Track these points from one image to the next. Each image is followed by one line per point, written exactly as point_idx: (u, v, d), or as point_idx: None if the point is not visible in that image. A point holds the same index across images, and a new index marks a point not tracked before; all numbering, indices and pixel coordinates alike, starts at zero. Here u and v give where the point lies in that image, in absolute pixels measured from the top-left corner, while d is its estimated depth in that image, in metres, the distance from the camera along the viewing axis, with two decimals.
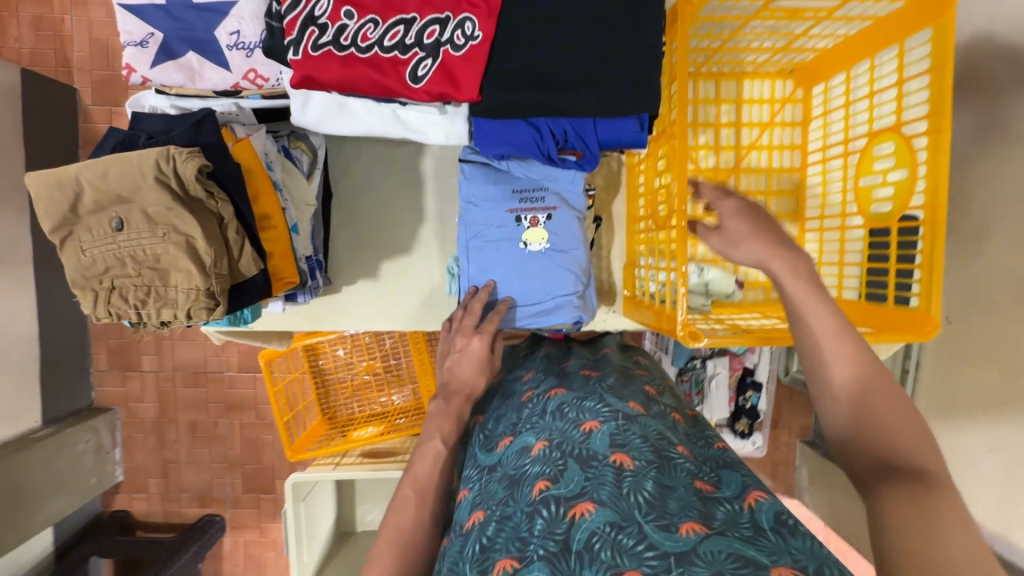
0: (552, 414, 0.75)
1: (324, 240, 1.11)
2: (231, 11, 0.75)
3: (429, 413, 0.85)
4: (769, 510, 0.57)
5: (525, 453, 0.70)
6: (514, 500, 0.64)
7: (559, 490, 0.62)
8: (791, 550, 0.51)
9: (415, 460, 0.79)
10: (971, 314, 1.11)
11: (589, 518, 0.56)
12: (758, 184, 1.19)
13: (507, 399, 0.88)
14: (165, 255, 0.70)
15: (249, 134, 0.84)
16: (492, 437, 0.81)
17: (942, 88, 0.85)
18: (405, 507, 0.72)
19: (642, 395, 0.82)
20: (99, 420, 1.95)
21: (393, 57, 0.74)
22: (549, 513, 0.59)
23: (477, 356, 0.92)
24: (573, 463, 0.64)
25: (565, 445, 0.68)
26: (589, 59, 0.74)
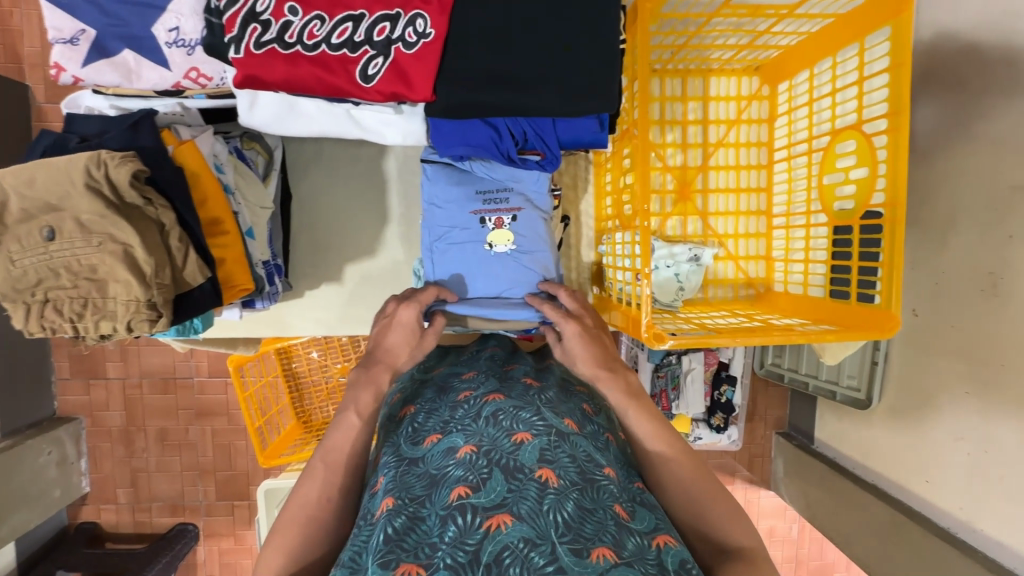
0: (485, 419, 0.69)
1: (283, 244, 1.07)
2: (167, 6, 0.70)
3: (348, 381, 0.75)
4: (676, 555, 0.55)
5: (449, 454, 0.64)
6: (429, 502, 0.59)
7: (479, 499, 0.57)
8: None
9: (330, 432, 0.71)
10: (935, 307, 1.13)
11: (505, 531, 0.53)
12: (725, 182, 1.19)
13: (441, 394, 0.79)
14: (101, 265, 0.67)
15: (195, 136, 0.80)
16: (419, 429, 0.72)
17: (900, 88, 0.85)
18: (312, 480, 0.66)
19: (579, 409, 0.76)
20: (64, 430, 1.88)
21: (342, 55, 0.71)
22: (461, 523, 0.54)
23: (408, 326, 0.84)
24: (499, 473, 0.60)
25: (492, 453, 0.63)
26: (547, 57, 0.72)
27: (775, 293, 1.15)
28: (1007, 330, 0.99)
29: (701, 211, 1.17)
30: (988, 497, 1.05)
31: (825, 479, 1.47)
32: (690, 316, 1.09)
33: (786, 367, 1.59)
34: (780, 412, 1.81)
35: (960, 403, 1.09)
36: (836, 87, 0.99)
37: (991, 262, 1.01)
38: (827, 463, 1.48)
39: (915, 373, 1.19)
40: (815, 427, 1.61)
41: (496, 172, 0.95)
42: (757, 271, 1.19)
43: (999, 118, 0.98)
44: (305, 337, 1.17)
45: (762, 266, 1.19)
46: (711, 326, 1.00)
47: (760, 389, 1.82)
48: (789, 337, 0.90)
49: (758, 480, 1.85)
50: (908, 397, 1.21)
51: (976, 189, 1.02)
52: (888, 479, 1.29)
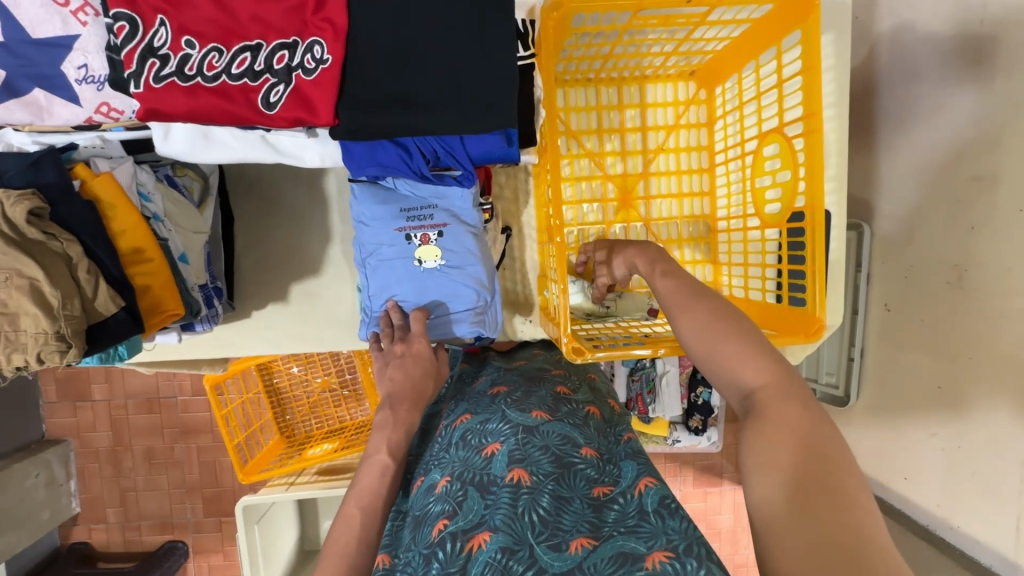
0: (456, 445, 0.79)
1: (224, 266, 1.09)
2: (74, 44, 0.73)
3: (376, 425, 0.83)
4: (655, 494, 0.66)
5: (430, 491, 0.74)
6: (416, 542, 0.68)
7: (457, 524, 0.66)
8: (667, 530, 0.61)
9: (361, 475, 0.78)
10: (906, 301, 1.12)
11: (484, 548, 0.61)
12: (667, 187, 1.20)
13: (425, 438, 0.91)
14: (9, 300, 0.68)
15: (112, 168, 0.82)
16: (410, 479, 0.84)
17: (814, 91, 0.86)
18: (350, 523, 0.73)
19: (548, 396, 0.87)
20: (52, 453, 1.88)
21: (243, 84, 0.73)
22: (445, 553, 0.63)
23: (419, 358, 0.93)
24: (473, 491, 0.69)
25: (465, 474, 0.73)
26: (441, 75, 0.74)
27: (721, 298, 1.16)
28: (971, 324, 0.99)
29: (643, 217, 1.18)
30: (963, 490, 1.06)
31: None
32: (627, 325, 1.07)
33: None
34: None
35: (930, 400, 1.09)
36: (760, 91, 1.01)
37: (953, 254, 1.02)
38: None
39: (887, 370, 1.19)
40: None
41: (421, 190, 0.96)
42: (704, 275, 1.20)
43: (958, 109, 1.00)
44: (254, 356, 1.18)
45: (708, 270, 1.20)
46: (644, 335, 0.99)
47: None
48: None
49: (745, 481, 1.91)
50: (884, 395, 1.21)
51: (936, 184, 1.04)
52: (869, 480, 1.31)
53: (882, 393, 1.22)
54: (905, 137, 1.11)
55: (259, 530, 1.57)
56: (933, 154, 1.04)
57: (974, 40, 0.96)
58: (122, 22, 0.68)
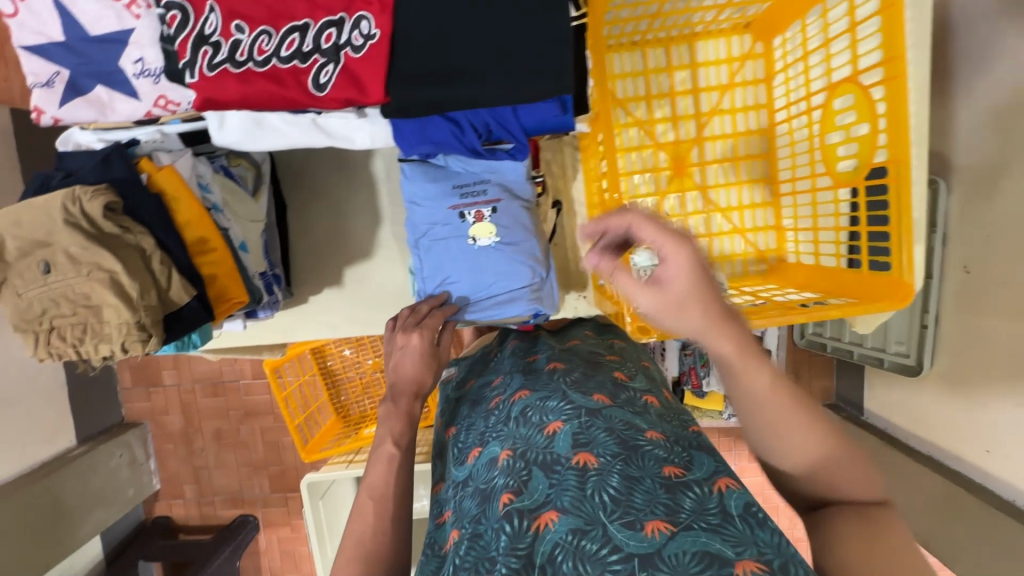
0: (515, 420, 0.74)
1: (281, 254, 1.11)
2: (129, 39, 0.73)
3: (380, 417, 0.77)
4: (739, 498, 0.57)
5: (493, 465, 0.69)
6: (484, 516, 0.64)
7: (523, 502, 0.61)
8: (756, 539, 0.52)
9: (368, 469, 0.71)
10: (990, 262, 1.04)
11: (553, 528, 0.56)
12: (722, 152, 1.12)
13: (475, 407, 0.86)
14: (93, 293, 0.71)
15: (173, 161, 0.83)
16: (463, 449, 0.79)
17: (895, 31, 0.77)
18: (362, 516, 0.65)
19: (608, 382, 0.80)
20: (132, 434, 2.04)
21: (293, 66, 0.72)
22: (512, 529, 0.59)
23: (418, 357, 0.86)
24: (538, 471, 0.64)
25: (528, 452, 0.67)
26: (490, 42, 0.70)
27: (787, 265, 1.09)
28: None
29: (699, 185, 1.11)
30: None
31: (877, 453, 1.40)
32: None
33: (829, 336, 1.52)
34: (826, 382, 1.75)
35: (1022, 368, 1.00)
36: (830, 38, 0.92)
37: None
38: (878, 435, 1.43)
39: (967, 336, 1.10)
40: (864, 397, 1.56)
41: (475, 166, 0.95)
42: (767, 242, 1.12)
43: None
44: (312, 340, 1.21)
45: (771, 236, 1.12)
46: None
47: (803, 360, 1.76)
48: (791, 317, 0.85)
49: None
50: (964, 364, 1.13)
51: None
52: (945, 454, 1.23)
53: (961, 361, 1.13)
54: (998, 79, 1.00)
55: (323, 505, 1.62)
56: None
57: None
58: (175, 12, 0.68)
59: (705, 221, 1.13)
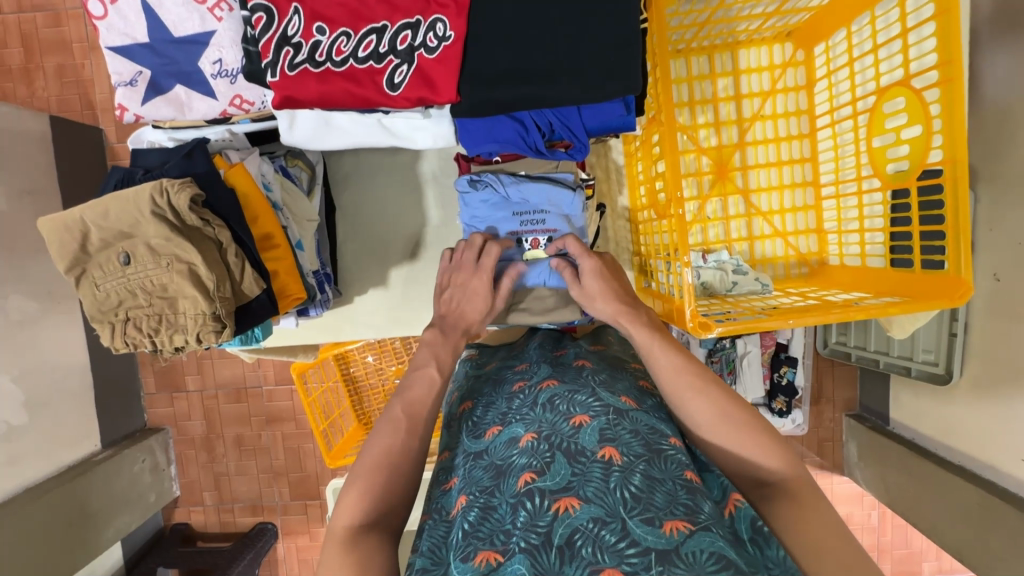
0: (542, 406, 0.74)
1: (330, 254, 1.13)
2: (210, 40, 0.76)
3: (425, 342, 0.84)
4: (747, 517, 0.60)
5: (512, 444, 0.69)
6: (499, 490, 0.64)
7: (545, 483, 0.62)
8: (765, 563, 0.56)
9: (408, 385, 0.77)
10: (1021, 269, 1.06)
11: (574, 514, 0.58)
12: (765, 156, 1.14)
13: (497, 387, 0.85)
14: (171, 284, 0.73)
15: (243, 159, 0.86)
16: (479, 424, 0.78)
17: (950, 34, 0.80)
18: (392, 429, 0.70)
19: (635, 388, 0.80)
20: (155, 439, 2.01)
21: (369, 67, 0.74)
22: (532, 506, 0.59)
23: (477, 295, 0.90)
24: (561, 457, 0.64)
25: (553, 437, 0.68)
26: (562, 46, 0.73)
27: (829, 267, 1.10)
28: None
29: (741, 188, 1.13)
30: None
31: (908, 462, 1.40)
32: (734, 301, 1.03)
33: (852, 346, 1.52)
34: (851, 392, 1.76)
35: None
36: (878, 43, 0.94)
37: None
38: (907, 445, 1.43)
39: (1000, 342, 1.12)
40: (890, 407, 1.56)
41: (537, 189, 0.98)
42: (809, 246, 1.14)
43: None
44: (357, 340, 1.22)
45: (812, 239, 1.14)
46: (759, 309, 0.96)
47: (826, 369, 1.76)
48: (846, 313, 0.86)
49: (829, 465, 1.79)
50: (997, 370, 1.14)
51: None
52: (979, 463, 1.23)
53: (991, 367, 1.15)
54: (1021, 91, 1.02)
55: None
56: None
57: None
58: (260, 13, 0.71)
59: (747, 224, 1.15)
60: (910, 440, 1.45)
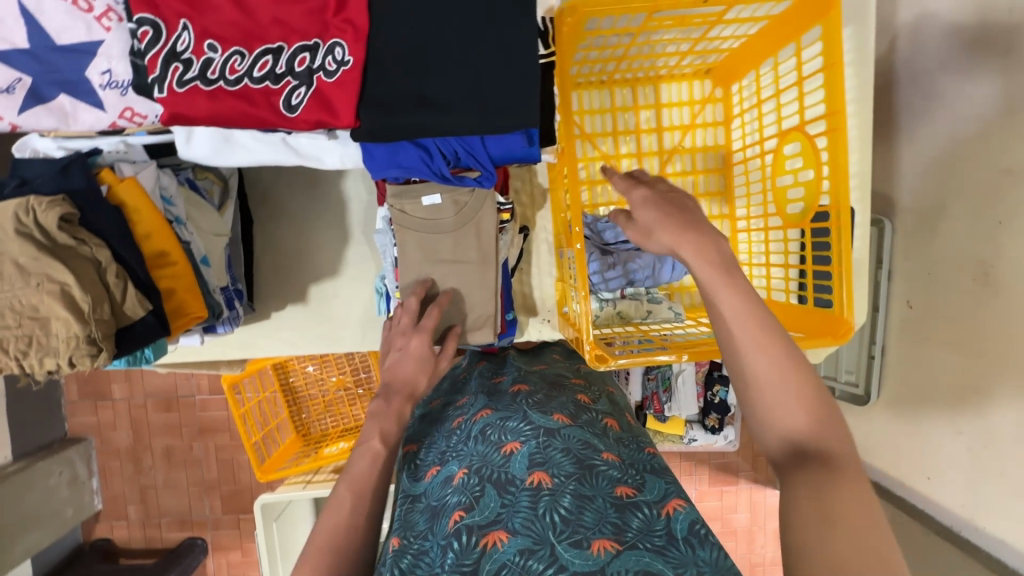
0: (475, 438, 0.73)
1: (245, 268, 1.10)
2: (98, 50, 0.73)
3: (369, 414, 0.77)
4: (685, 519, 0.59)
5: (448, 482, 0.69)
6: (432, 533, 0.64)
7: (473, 518, 0.61)
8: (696, 560, 0.54)
9: (353, 461, 0.70)
10: (928, 297, 1.12)
11: (501, 548, 0.57)
12: (684, 188, 1.18)
13: (437, 426, 0.84)
14: (42, 305, 0.69)
15: (137, 172, 0.82)
16: (420, 465, 0.78)
17: (836, 87, 0.85)
18: (337, 509, 0.65)
19: (570, 404, 0.79)
20: (74, 450, 1.88)
21: (265, 87, 0.73)
22: (460, 544, 0.59)
23: (418, 355, 0.87)
24: (491, 489, 0.64)
25: (483, 469, 0.67)
26: (464, 76, 0.73)
27: None
28: (1002, 319, 0.98)
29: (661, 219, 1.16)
30: (994, 489, 1.03)
31: None
32: (646, 328, 1.06)
33: None
34: None
35: (956, 397, 1.08)
36: (779, 89, 0.99)
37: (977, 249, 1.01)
38: None
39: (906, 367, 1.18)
40: None
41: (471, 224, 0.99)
42: None
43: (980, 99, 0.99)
44: (277, 356, 1.19)
45: None
46: (666, 339, 0.98)
47: None
48: None
49: (762, 479, 1.85)
50: (905, 394, 1.20)
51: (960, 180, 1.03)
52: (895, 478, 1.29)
53: (899, 390, 1.22)
54: (927, 126, 1.10)
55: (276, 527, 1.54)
56: (960, 145, 1.03)
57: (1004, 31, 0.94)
58: (146, 27, 0.68)
59: None
60: None
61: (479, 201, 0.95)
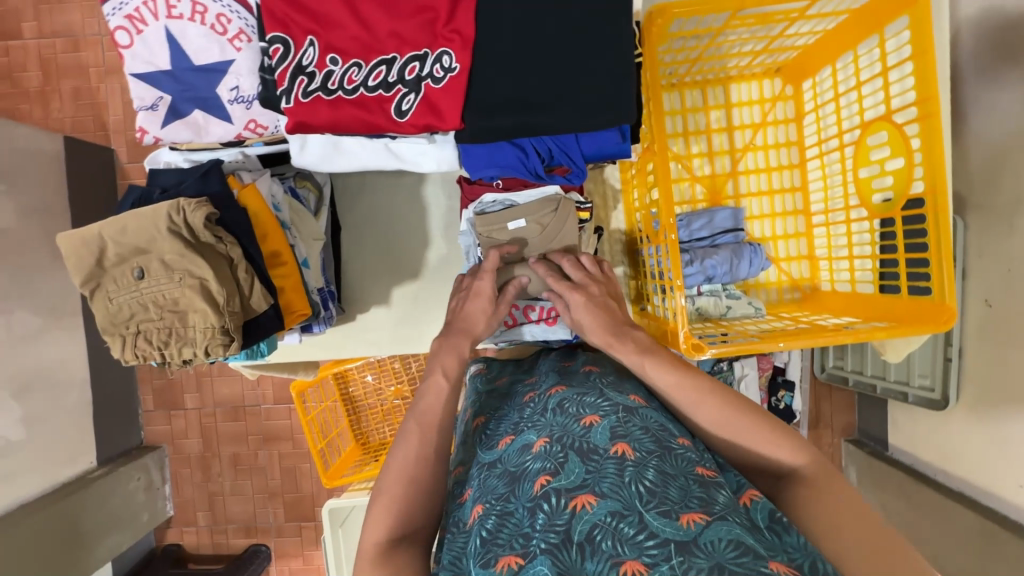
0: (553, 410, 0.75)
1: (334, 272, 1.16)
2: (229, 69, 0.80)
3: (433, 350, 0.85)
4: (764, 508, 0.60)
5: (526, 450, 0.69)
6: (514, 496, 0.63)
7: (560, 482, 0.62)
8: (784, 548, 0.55)
9: (420, 397, 0.78)
10: (1012, 294, 1.09)
11: (591, 510, 0.57)
12: (756, 186, 1.18)
13: (508, 401, 0.87)
14: (182, 298, 0.76)
15: (255, 179, 0.90)
16: (492, 435, 0.78)
17: (927, 74, 0.85)
18: (409, 440, 0.72)
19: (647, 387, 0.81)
20: (150, 457, 1.97)
21: (379, 95, 0.78)
22: (550, 506, 0.59)
23: (485, 300, 0.93)
24: (574, 456, 0.64)
25: (565, 438, 0.68)
26: (562, 77, 0.77)
27: (822, 293, 1.13)
28: None
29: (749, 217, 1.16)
30: None
31: (911, 488, 1.39)
32: (728, 324, 1.07)
33: (849, 369, 1.55)
34: (850, 417, 1.76)
35: None
36: (859, 82, 1.00)
37: None
38: (909, 470, 1.43)
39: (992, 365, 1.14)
40: (889, 431, 1.57)
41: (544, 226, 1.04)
42: (801, 271, 1.17)
43: None
44: (358, 358, 1.24)
45: (804, 266, 1.17)
46: (752, 332, 0.98)
47: (825, 394, 1.77)
48: (837, 338, 0.89)
49: None
50: (994, 394, 1.15)
51: None
52: (981, 484, 1.22)
53: (984, 390, 1.17)
54: (996, 121, 1.08)
55: (344, 533, 1.57)
56: None
57: None
58: (278, 45, 0.76)
59: None
60: (910, 466, 1.45)
61: (561, 219, 0.99)
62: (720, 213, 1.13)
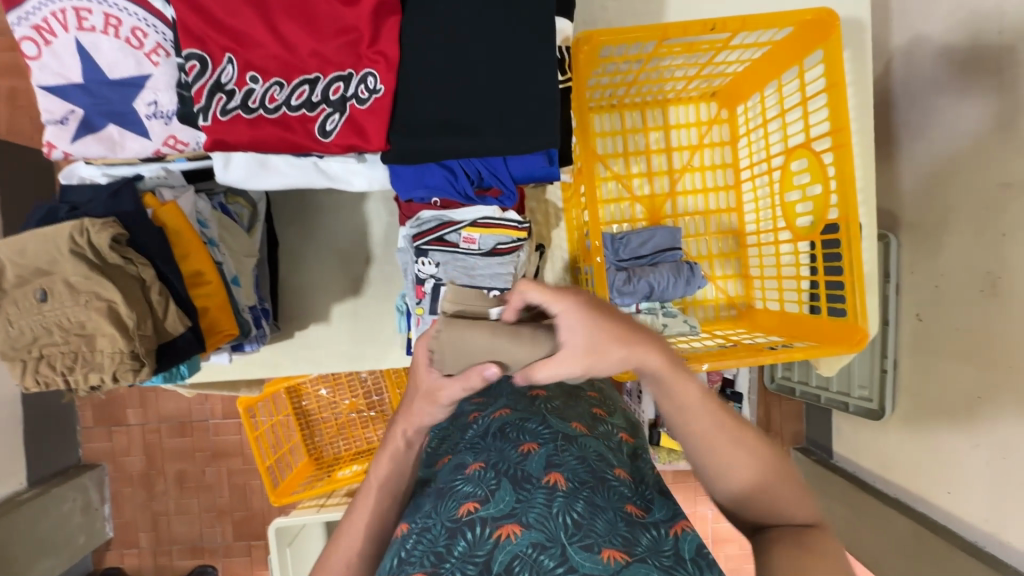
0: (493, 434, 0.73)
1: (270, 288, 1.13)
2: (146, 83, 0.78)
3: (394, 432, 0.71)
4: (693, 541, 0.60)
5: (459, 470, 0.69)
6: (436, 512, 0.64)
7: (487, 510, 0.62)
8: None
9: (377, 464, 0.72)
10: (939, 311, 1.14)
11: (514, 540, 0.58)
12: (694, 206, 1.21)
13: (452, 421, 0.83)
14: (89, 321, 0.72)
15: (176, 197, 0.87)
16: (434, 453, 0.79)
17: (840, 107, 0.90)
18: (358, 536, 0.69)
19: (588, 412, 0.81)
20: (88, 476, 1.87)
21: (302, 114, 0.77)
22: (471, 535, 0.59)
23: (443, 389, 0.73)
24: (506, 483, 0.64)
25: (500, 464, 0.68)
26: (487, 101, 0.78)
27: (755, 311, 1.16)
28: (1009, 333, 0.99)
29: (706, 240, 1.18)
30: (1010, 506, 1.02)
31: (850, 496, 1.44)
32: None
33: (796, 381, 1.60)
34: (797, 426, 1.81)
35: (969, 411, 1.08)
36: (784, 109, 1.04)
37: (984, 263, 1.03)
38: (848, 478, 1.48)
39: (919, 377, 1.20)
40: (833, 441, 1.62)
41: (485, 242, 1.00)
42: (736, 289, 1.21)
43: (968, 117, 1.04)
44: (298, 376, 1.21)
45: (739, 284, 1.20)
46: (684, 351, 1.01)
47: (774, 403, 1.81)
48: (759, 356, 0.92)
49: None
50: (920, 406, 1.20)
51: (961, 194, 1.06)
52: (912, 493, 1.27)
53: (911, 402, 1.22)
54: (925, 145, 1.14)
55: (291, 553, 1.52)
56: (956, 159, 1.07)
57: (988, 51, 0.99)
58: (194, 61, 0.74)
59: None
60: (851, 473, 1.50)
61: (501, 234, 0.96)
62: (659, 231, 1.15)
